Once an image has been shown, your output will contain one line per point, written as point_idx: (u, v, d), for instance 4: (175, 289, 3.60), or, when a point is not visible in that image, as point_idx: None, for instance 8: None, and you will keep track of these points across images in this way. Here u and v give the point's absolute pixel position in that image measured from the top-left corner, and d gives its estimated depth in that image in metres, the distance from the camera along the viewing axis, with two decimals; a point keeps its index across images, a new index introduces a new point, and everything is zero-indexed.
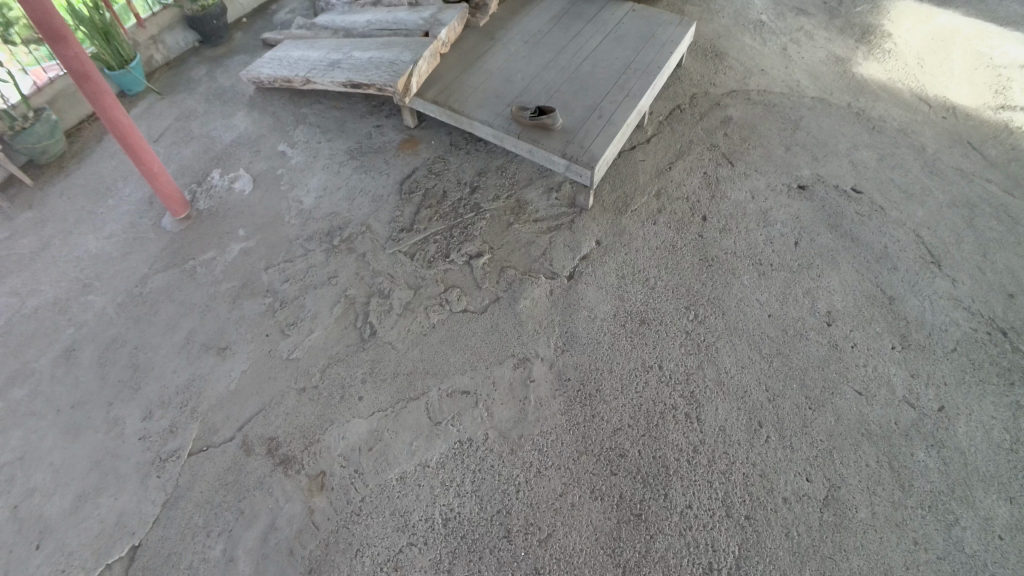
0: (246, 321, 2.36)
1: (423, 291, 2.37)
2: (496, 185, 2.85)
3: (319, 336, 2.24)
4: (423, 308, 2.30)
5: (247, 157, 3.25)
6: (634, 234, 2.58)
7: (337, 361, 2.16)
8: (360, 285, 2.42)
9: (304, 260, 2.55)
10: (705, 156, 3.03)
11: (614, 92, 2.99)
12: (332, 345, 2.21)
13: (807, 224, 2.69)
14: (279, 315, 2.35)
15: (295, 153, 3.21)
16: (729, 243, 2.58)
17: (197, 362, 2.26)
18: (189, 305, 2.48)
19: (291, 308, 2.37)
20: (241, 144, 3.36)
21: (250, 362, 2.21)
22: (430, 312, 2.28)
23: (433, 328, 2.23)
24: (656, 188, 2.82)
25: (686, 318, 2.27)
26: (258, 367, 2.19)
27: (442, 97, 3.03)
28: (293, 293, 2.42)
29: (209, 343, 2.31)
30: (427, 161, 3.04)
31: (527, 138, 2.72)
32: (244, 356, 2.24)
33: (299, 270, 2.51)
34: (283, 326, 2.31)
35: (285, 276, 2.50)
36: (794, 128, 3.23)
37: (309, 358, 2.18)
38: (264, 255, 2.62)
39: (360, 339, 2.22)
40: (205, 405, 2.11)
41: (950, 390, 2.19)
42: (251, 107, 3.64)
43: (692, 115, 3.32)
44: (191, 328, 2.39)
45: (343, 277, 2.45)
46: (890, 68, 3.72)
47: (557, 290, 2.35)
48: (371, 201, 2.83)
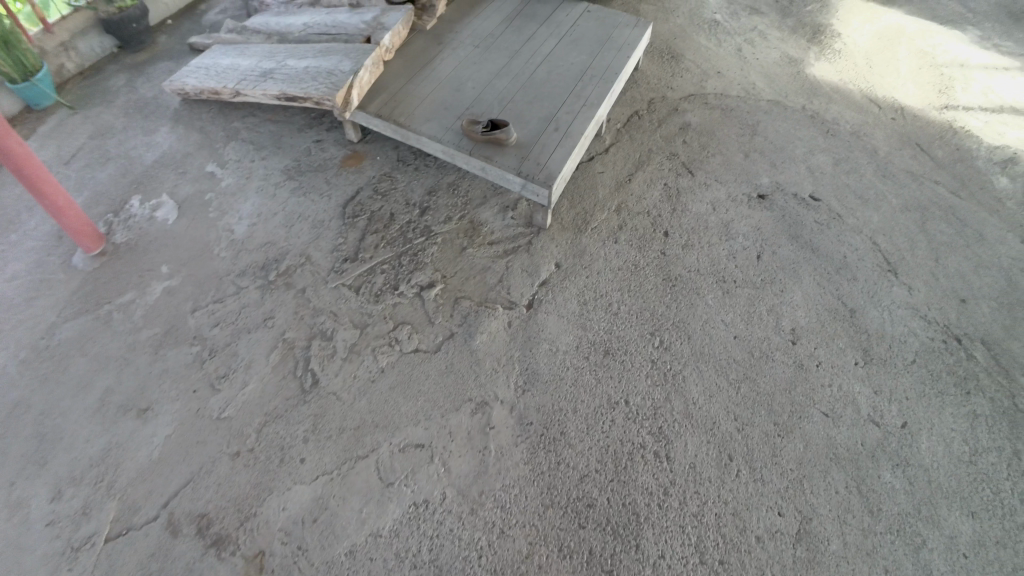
0: (170, 375, 2.17)
1: (370, 332, 2.22)
2: (448, 205, 2.68)
3: (254, 388, 2.10)
4: (371, 352, 2.15)
5: (171, 180, 2.94)
6: (595, 255, 2.46)
7: (275, 418, 2.02)
8: (300, 327, 2.25)
9: (235, 299, 2.37)
10: (665, 166, 2.94)
11: (571, 101, 2.84)
12: (268, 400, 2.06)
13: (764, 235, 2.61)
14: (207, 367, 2.18)
15: (225, 174, 2.92)
16: (692, 259, 2.47)
17: (114, 428, 2.05)
18: (108, 360, 2.24)
19: (220, 357, 2.20)
20: (165, 165, 3.03)
21: (175, 426, 2.04)
22: (379, 355, 2.14)
23: (381, 374, 2.09)
24: (615, 203, 2.72)
25: (651, 345, 2.15)
26: (185, 429, 2.02)
27: (386, 110, 2.79)
28: (223, 340, 2.25)
29: (128, 404, 2.11)
30: (373, 179, 2.83)
31: (480, 154, 2.53)
32: (168, 418, 2.06)
33: (232, 315, 2.31)
34: (212, 379, 2.14)
35: (214, 320, 2.31)
36: (751, 133, 3.19)
37: (243, 416, 2.03)
38: (190, 294, 2.42)
39: (301, 390, 2.08)
40: (125, 479, 1.92)
41: (913, 405, 2.15)
42: (176, 121, 3.30)
43: (650, 121, 3.22)
44: (109, 387, 2.16)
45: (281, 321, 2.28)
46: (840, 69, 3.73)
47: (515, 322, 2.21)
48: (311, 229, 2.61)
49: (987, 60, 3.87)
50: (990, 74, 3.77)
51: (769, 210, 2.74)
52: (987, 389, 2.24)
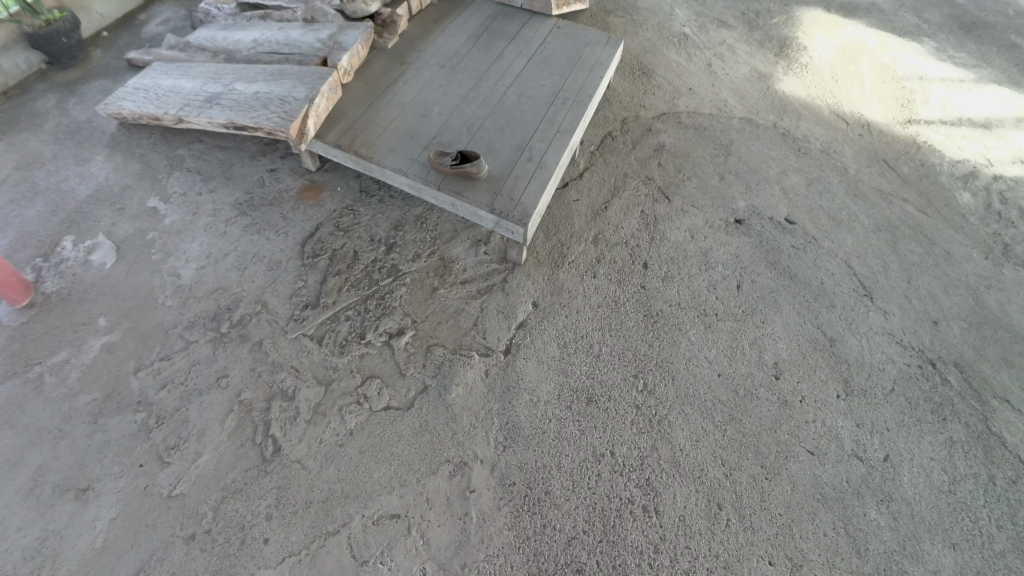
0: (112, 449, 1.95)
1: (337, 390, 2.06)
2: (416, 241, 2.59)
3: (209, 459, 1.91)
4: (339, 413, 1.99)
5: (109, 218, 2.69)
6: (573, 292, 2.39)
7: (233, 494, 1.84)
8: (257, 387, 2.07)
9: (184, 356, 2.16)
10: (642, 192, 2.89)
11: (543, 127, 2.74)
12: (226, 472, 1.88)
13: (744, 263, 2.57)
14: (154, 437, 1.97)
15: (170, 210, 2.71)
16: (672, 292, 2.41)
17: (47, 513, 1.82)
18: (39, 432, 2.00)
19: (169, 425, 1.99)
20: (102, 200, 2.77)
21: (120, 507, 1.83)
22: (345, 414, 1.99)
23: (349, 437, 1.94)
24: (592, 233, 2.65)
25: (635, 389, 2.06)
26: (130, 513, 1.81)
27: (347, 140, 2.64)
28: (172, 405, 2.04)
29: (65, 484, 1.88)
30: (334, 213, 2.70)
31: (450, 190, 2.42)
32: (111, 499, 1.85)
33: (181, 374, 2.11)
34: (160, 452, 1.93)
35: (162, 381, 2.10)
36: (724, 154, 3.17)
37: (196, 493, 1.84)
38: (132, 351, 2.19)
39: (261, 460, 1.90)
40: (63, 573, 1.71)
41: (893, 437, 2.06)
42: (114, 149, 3.02)
43: (622, 143, 3.16)
44: (42, 465, 1.93)
45: (236, 380, 2.09)
46: (808, 84, 3.75)
47: (492, 371, 2.10)
48: (268, 272, 2.45)
49: (944, 72, 3.96)
50: (947, 87, 3.85)
51: (747, 236, 2.71)
52: (961, 413, 2.18)
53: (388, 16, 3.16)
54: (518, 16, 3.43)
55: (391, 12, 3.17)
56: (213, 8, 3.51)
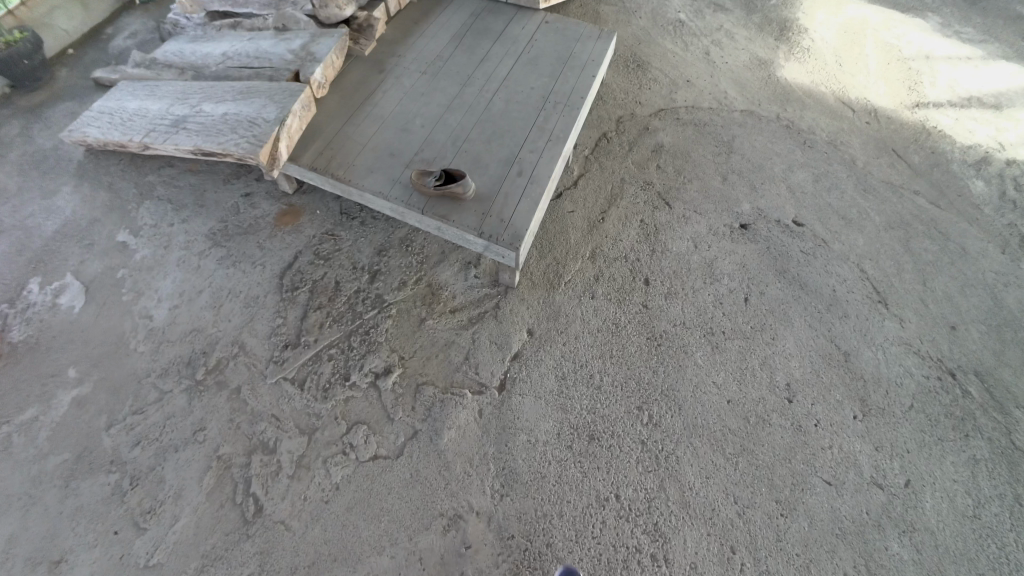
0: (85, 515, 1.88)
1: (320, 440, 1.98)
2: (401, 267, 2.49)
3: (187, 523, 1.83)
4: (323, 465, 1.92)
5: (77, 258, 2.58)
6: (570, 316, 2.26)
7: (213, 561, 1.76)
8: (236, 439, 2.01)
9: (158, 409, 2.11)
10: (641, 198, 2.73)
11: (533, 136, 2.57)
12: (204, 537, 1.80)
13: (754, 271, 2.41)
14: (128, 500, 1.90)
15: (140, 245, 2.61)
16: (676, 309, 2.26)
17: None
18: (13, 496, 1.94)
19: (143, 486, 1.92)
20: (69, 236, 2.64)
21: None
22: (331, 467, 1.91)
23: (335, 492, 1.85)
24: (590, 248, 2.50)
25: (639, 423, 1.92)
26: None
27: (323, 161, 2.49)
28: (146, 464, 1.98)
29: (37, 557, 1.81)
30: (314, 240, 2.61)
31: (436, 213, 2.27)
32: (85, 572, 1.77)
33: (151, 427, 2.06)
34: (136, 517, 1.86)
35: (135, 438, 2.04)
36: (727, 152, 2.99)
37: (175, 562, 1.77)
38: (104, 405, 2.14)
39: (242, 522, 1.82)
40: None
41: (914, 459, 1.84)
42: (82, 178, 2.87)
43: (618, 145, 2.98)
44: (15, 535, 1.86)
45: (214, 433, 2.03)
46: (811, 70, 3.55)
47: (486, 411, 1.99)
48: (241, 310, 2.39)
49: (952, 50, 3.74)
50: (954, 65, 3.64)
51: (749, 239, 2.55)
52: (985, 428, 1.94)
53: (363, 20, 2.97)
54: (503, 12, 3.23)
55: (367, 16, 2.96)
56: (182, 18, 3.31)
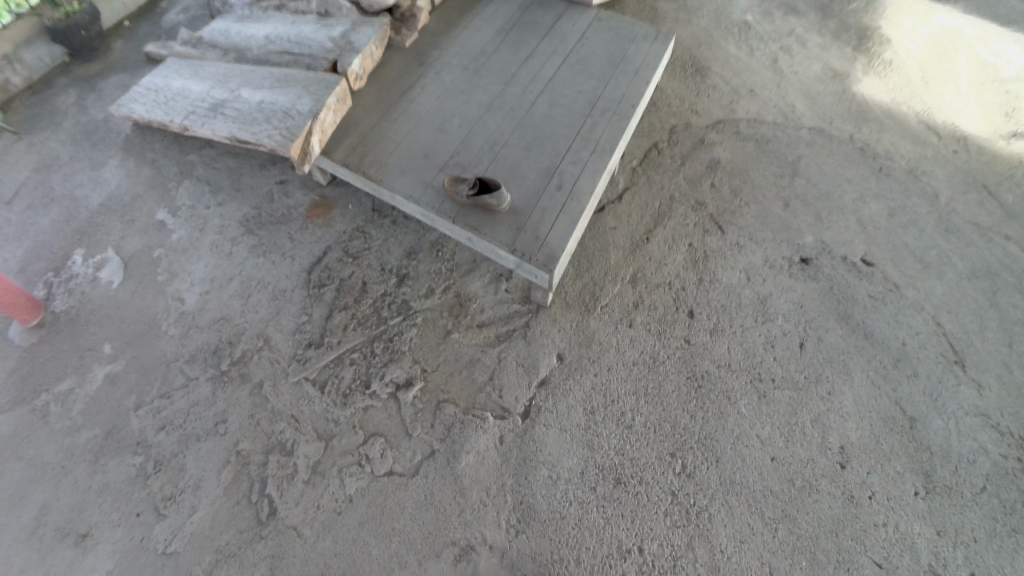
0: (111, 493, 1.95)
1: (337, 448, 1.98)
2: (429, 273, 2.44)
3: (204, 516, 1.88)
4: (338, 474, 1.91)
5: (116, 231, 2.61)
6: (604, 344, 2.14)
7: (227, 557, 1.79)
8: (255, 437, 2.03)
9: (183, 395, 2.14)
10: (691, 220, 2.53)
11: (576, 146, 2.42)
12: (219, 533, 1.84)
13: (813, 312, 2.18)
14: (151, 484, 1.96)
15: (177, 226, 2.62)
16: (722, 349, 2.09)
17: (49, 557, 1.84)
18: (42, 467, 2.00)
19: (166, 472, 1.98)
20: (113, 210, 2.68)
21: (116, 560, 1.83)
22: (347, 478, 1.90)
23: (349, 504, 1.85)
24: (631, 271, 2.34)
25: (671, 472, 1.80)
26: (126, 567, 1.81)
27: (356, 157, 2.43)
28: (170, 450, 2.03)
29: (66, 529, 1.89)
30: (345, 236, 2.58)
31: (468, 223, 2.18)
32: (106, 550, 1.85)
33: (175, 415, 2.10)
34: (157, 503, 1.92)
35: (161, 422, 2.09)
36: (791, 174, 2.75)
37: (191, 553, 1.82)
38: (133, 384, 2.18)
39: (257, 522, 1.85)
40: None
41: (983, 552, 1.63)
42: (127, 154, 2.91)
43: (669, 159, 2.78)
44: (46, 507, 1.93)
45: (234, 428, 2.06)
46: (891, 85, 3.24)
47: (507, 438, 1.93)
48: (268, 302, 2.38)
49: None
50: None
51: (806, 278, 2.30)
52: None
53: (406, 8, 2.88)
54: (554, 5, 3.04)
55: (411, 3, 2.86)
56: None
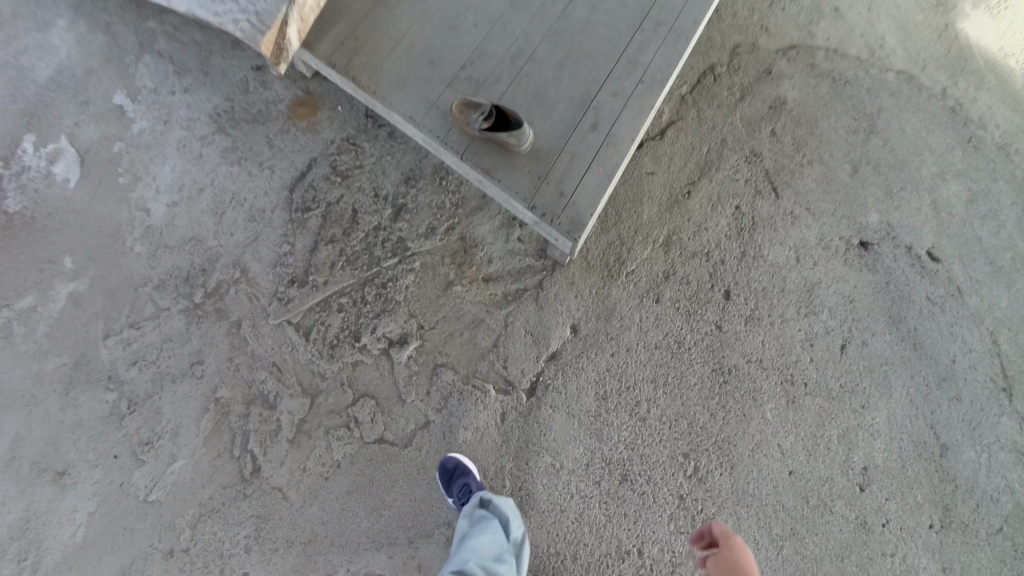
0: (86, 431, 1.96)
1: (323, 407, 1.93)
2: (431, 205, 2.17)
3: (185, 466, 1.92)
4: (325, 436, 1.90)
5: (71, 114, 2.25)
6: (625, 320, 1.89)
7: (210, 512, 1.88)
8: (235, 385, 2.00)
9: (155, 327, 2.07)
10: (743, 176, 2.03)
11: (622, 70, 1.89)
12: (200, 487, 1.90)
13: (862, 309, 1.86)
14: (126, 424, 1.96)
15: (137, 114, 2.28)
16: (756, 340, 1.83)
17: (29, 492, 1.91)
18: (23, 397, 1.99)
19: (140, 414, 1.97)
20: (61, 90, 2.28)
21: (97, 504, 1.90)
22: (335, 442, 1.89)
23: (335, 471, 1.86)
24: (665, 232, 1.98)
25: (682, 474, 1.72)
26: (108, 510, 1.90)
27: (344, 57, 1.99)
28: (144, 390, 2.00)
29: (42, 464, 1.93)
30: (332, 146, 2.29)
31: (480, 165, 1.79)
32: (87, 491, 1.91)
33: (150, 352, 2.03)
34: (134, 446, 1.95)
35: (132, 357, 2.03)
36: (867, 131, 2.09)
37: (173, 502, 1.89)
38: (104, 308, 2.08)
39: (240, 479, 1.89)
40: (49, 562, 1.86)
41: None
42: (62, 12, 2.34)
43: (727, 89, 2.13)
44: (30, 439, 1.95)
45: (211, 371, 2.01)
46: (1009, 24, 2.24)
47: (509, 416, 1.83)
48: (243, 226, 2.19)
49: None
50: None
51: (863, 269, 1.91)
52: None
53: None
54: None
55: None
56: None
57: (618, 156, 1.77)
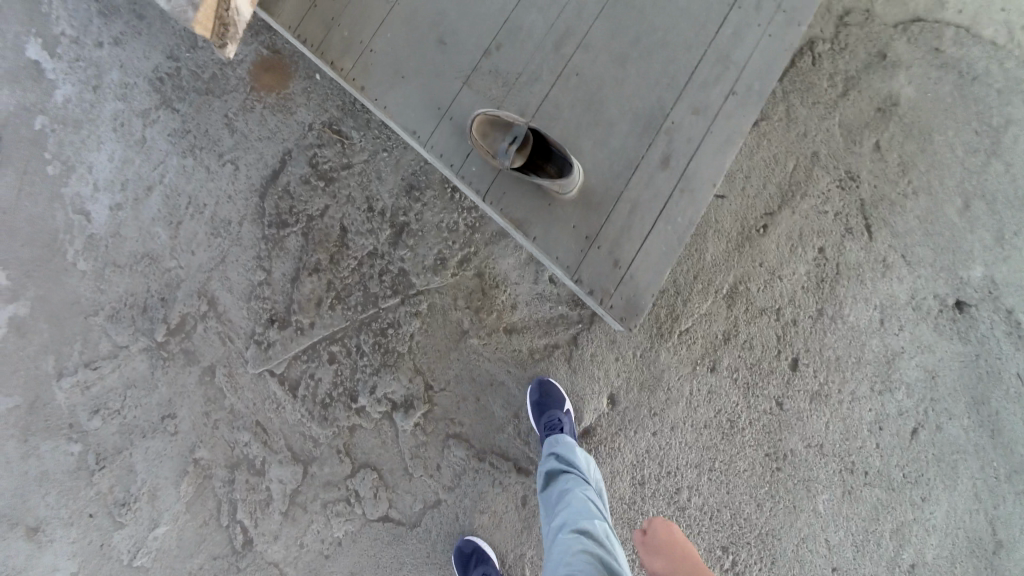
0: (55, 483, 1.98)
1: (318, 479, 1.82)
2: (441, 225, 1.87)
3: (168, 531, 1.90)
4: (322, 510, 1.80)
5: (24, 122, 2.03)
6: (672, 390, 1.64)
7: None
8: (215, 447, 1.90)
9: (115, 368, 1.99)
10: (834, 207, 1.61)
11: (709, 73, 1.35)
12: (190, 555, 1.88)
13: (947, 385, 1.56)
14: (99, 479, 1.96)
15: (58, 77, 2.02)
16: (817, 423, 1.58)
17: (5, 544, 1.99)
18: (13, 439, 2.00)
19: (113, 471, 1.96)
20: None
21: (77, 561, 1.96)
22: (334, 519, 1.79)
23: (338, 549, 1.78)
24: (730, 280, 1.63)
25: (718, 568, 1.58)
26: (92, 568, 1.95)
27: (318, 30, 1.50)
28: (114, 444, 1.97)
29: (14, 518, 1.99)
30: (311, 134, 1.97)
31: (508, 214, 1.36)
32: (64, 550, 1.97)
33: (130, 410, 1.97)
34: (109, 507, 1.96)
35: (91, 405, 1.99)
36: (988, 151, 1.62)
37: (156, 567, 1.90)
38: (79, 354, 2.00)
39: (233, 551, 1.85)
40: None
41: None
42: None
43: (826, 85, 1.64)
44: (26, 489, 1.99)
45: (185, 427, 1.93)
46: None
47: (530, 499, 1.70)
48: (208, 267, 1.98)
49: None
50: None
51: (953, 337, 1.57)
52: None
53: None
54: None
55: None
56: None
57: (692, 207, 1.32)
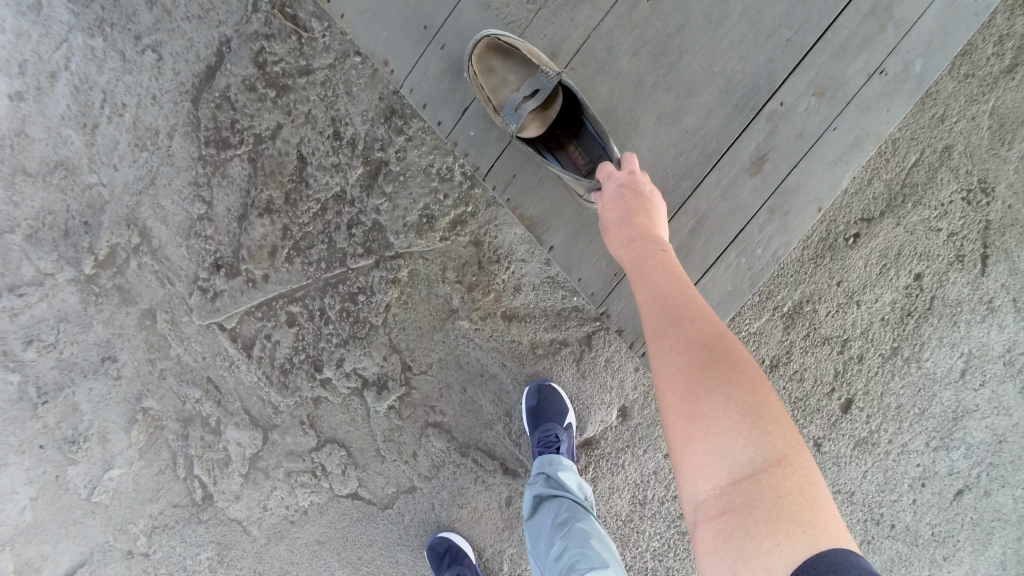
0: None
1: (280, 446, 1.65)
2: (429, 169, 1.46)
3: (125, 474, 1.71)
4: (286, 478, 1.66)
5: None
6: None
7: (162, 526, 1.73)
8: (167, 398, 1.68)
9: (42, 297, 1.63)
10: (954, 223, 1.26)
11: (851, 37, 1.00)
12: (149, 500, 1.72)
13: (1012, 452, 1.32)
14: (43, 415, 1.67)
15: None
16: (857, 472, 1.34)
17: None
18: None
19: (57, 407, 1.67)
20: None
21: (37, 489, 1.72)
22: (299, 490, 1.65)
23: (305, 517, 1.68)
24: (794, 297, 1.29)
25: None
26: (50, 499, 1.72)
27: None
28: (54, 380, 1.66)
29: None
30: (258, 19, 1.44)
31: (525, 212, 1.12)
32: (19, 475, 1.71)
33: (66, 344, 1.65)
34: (58, 441, 1.69)
35: (26, 334, 1.64)
36: None
37: (121, 508, 1.73)
38: None
39: (192, 502, 1.71)
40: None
41: None
42: None
43: (990, 52, 1.21)
44: None
45: (128, 373, 1.67)
46: None
47: (515, 501, 1.60)
48: (136, 188, 1.57)
49: None
50: None
51: None
52: None
53: None
54: None
55: None
56: None
57: (777, 230, 1.07)
